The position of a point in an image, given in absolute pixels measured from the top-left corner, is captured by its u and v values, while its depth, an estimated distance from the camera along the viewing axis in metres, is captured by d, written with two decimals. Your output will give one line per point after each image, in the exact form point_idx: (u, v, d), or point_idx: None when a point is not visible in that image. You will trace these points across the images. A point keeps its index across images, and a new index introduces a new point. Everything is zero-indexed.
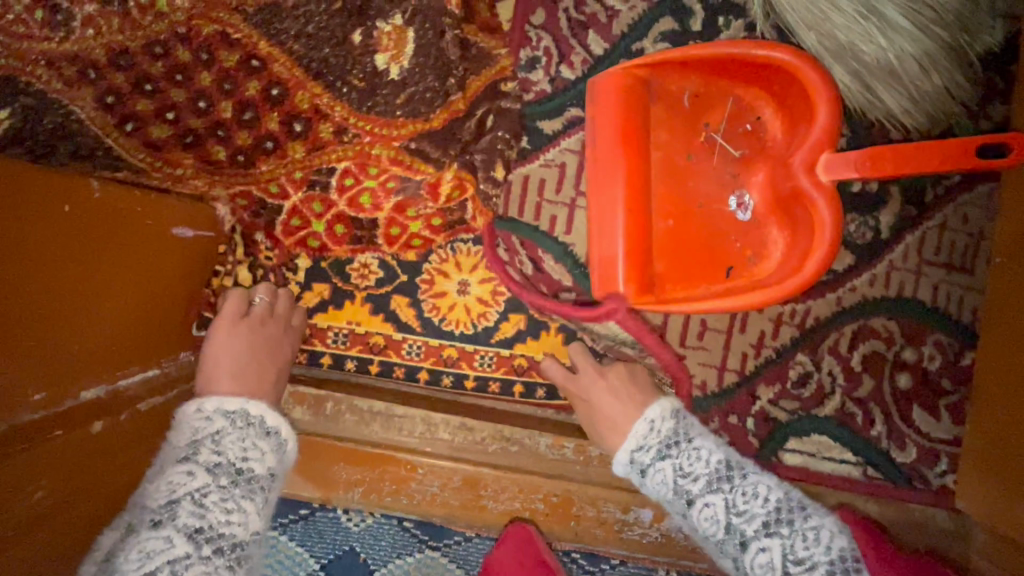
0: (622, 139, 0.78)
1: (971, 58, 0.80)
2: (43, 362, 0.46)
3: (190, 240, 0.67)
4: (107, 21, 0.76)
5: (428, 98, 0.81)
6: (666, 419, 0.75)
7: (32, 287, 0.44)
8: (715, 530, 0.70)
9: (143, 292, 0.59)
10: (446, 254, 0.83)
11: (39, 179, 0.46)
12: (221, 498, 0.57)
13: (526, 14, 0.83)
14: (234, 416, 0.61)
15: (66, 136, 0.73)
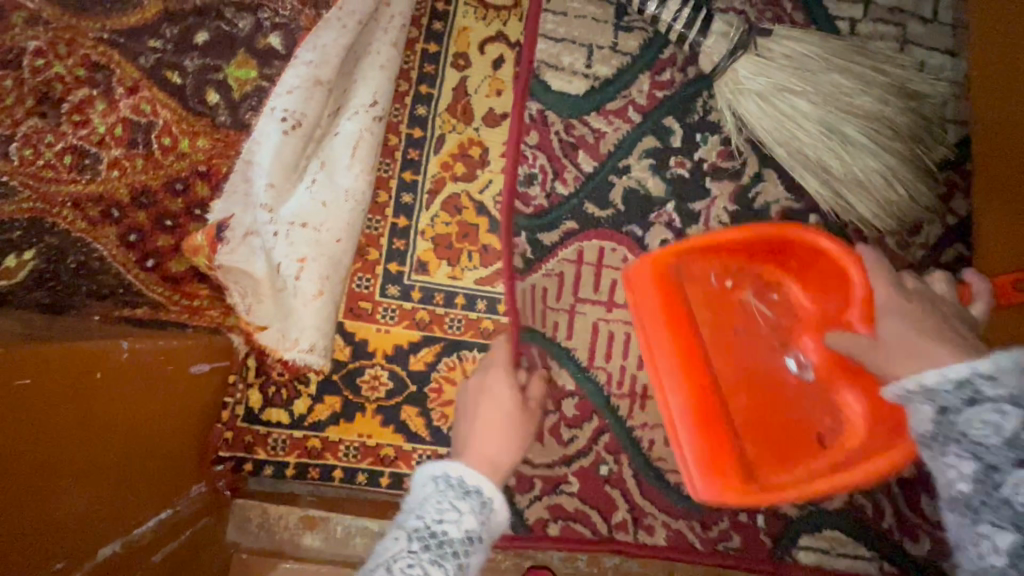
0: (667, 323, 0.79)
1: (930, 166, 0.88)
2: (67, 531, 0.47)
3: (202, 378, 0.69)
4: (131, 162, 0.81)
5: (432, 219, 0.88)
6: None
7: (63, 459, 0.47)
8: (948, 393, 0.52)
9: (154, 439, 0.60)
10: (453, 361, 0.86)
11: (74, 352, 0.50)
12: (411, 563, 0.52)
13: (520, 139, 0.91)
14: (447, 477, 0.60)
15: (88, 274, 0.76)
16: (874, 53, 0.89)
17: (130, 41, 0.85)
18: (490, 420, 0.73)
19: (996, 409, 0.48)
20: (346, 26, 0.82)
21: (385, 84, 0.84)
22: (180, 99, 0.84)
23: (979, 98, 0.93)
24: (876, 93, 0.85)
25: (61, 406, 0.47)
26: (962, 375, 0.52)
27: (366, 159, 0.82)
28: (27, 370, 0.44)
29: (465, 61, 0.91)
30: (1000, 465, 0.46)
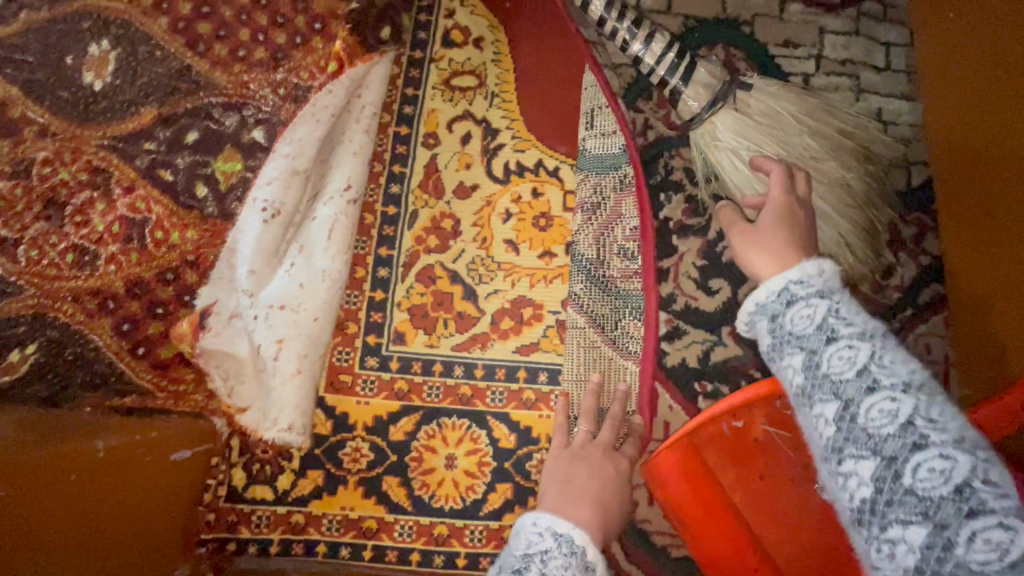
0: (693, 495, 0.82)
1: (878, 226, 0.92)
2: None
3: (165, 476, 0.69)
4: (126, 256, 0.88)
5: (408, 291, 0.92)
6: (828, 276, 0.53)
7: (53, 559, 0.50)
8: (845, 371, 0.45)
9: (116, 551, 0.58)
10: (432, 429, 0.88)
11: (43, 464, 0.54)
12: None
13: (489, 210, 0.96)
14: (562, 538, 0.61)
15: (84, 365, 0.81)
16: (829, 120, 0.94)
17: (128, 145, 0.93)
18: (574, 482, 0.75)
19: (896, 395, 0.42)
20: (326, 122, 0.90)
21: (356, 165, 0.91)
22: (172, 194, 0.91)
23: (940, 137, 0.94)
24: (841, 157, 0.88)
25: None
26: (779, 286, 0.54)
27: (343, 240, 0.87)
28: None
29: (434, 140, 0.97)
30: (900, 452, 0.40)
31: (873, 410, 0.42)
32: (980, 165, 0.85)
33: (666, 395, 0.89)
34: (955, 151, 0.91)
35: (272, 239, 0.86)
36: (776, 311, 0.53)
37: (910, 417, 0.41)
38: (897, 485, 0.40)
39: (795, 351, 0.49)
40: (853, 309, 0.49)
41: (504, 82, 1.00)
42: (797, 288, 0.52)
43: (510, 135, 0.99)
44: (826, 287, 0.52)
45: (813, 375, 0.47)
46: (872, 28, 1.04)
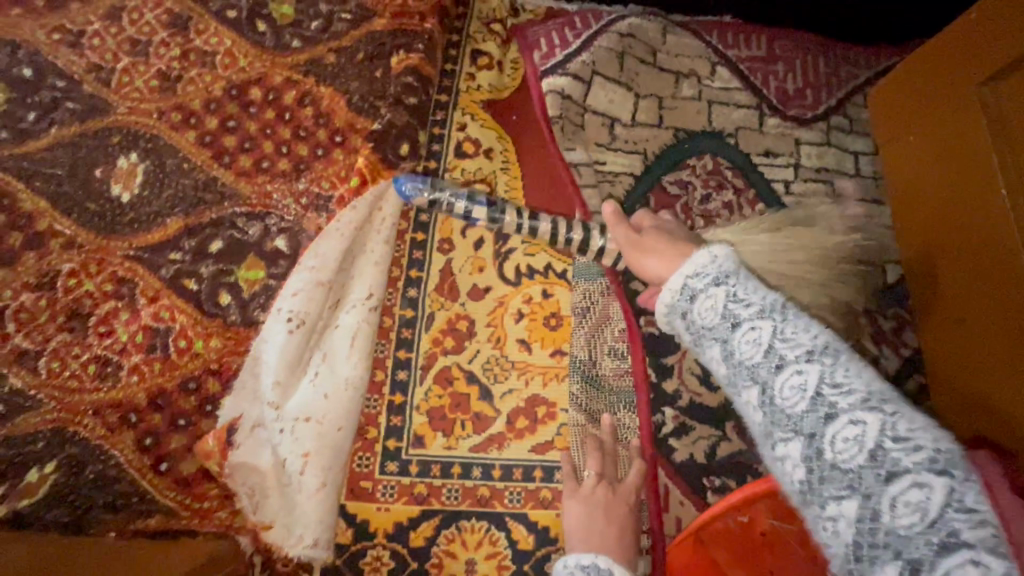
0: None
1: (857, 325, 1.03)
2: None
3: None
4: (149, 366, 0.89)
5: (426, 392, 0.95)
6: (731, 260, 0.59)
7: None
8: (798, 401, 0.50)
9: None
10: (452, 533, 0.89)
11: None
12: None
13: (501, 311, 1.01)
14: (590, 567, 0.71)
15: (106, 482, 0.81)
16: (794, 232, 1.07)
17: (153, 255, 0.96)
18: (592, 527, 0.80)
19: (855, 419, 0.47)
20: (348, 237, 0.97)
21: (374, 272, 0.96)
22: (196, 304, 0.94)
23: (902, 202, 1.08)
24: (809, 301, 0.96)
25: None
26: (679, 284, 0.59)
27: (364, 348, 0.91)
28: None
29: (449, 245, 1.04)
30: (815, 425, 0.49)
31: (837, 441, 0.47)
32: (944, 238, 0.98)
33: (677, 491, 0.93)
34: (913, 216, 1.05)
35: (296, 349, 0.89)
36: (687, 314, 0.58)
37: (875, 445, 0.46)
38: (879, 527, 0.45)
39: (711, 343, 0.56)
40: (750, 290, 0.56)
41: (513, 189, 1.08)
42: (695, 283, 0.58)
43: (520, 239, 1.05)
44: (722, 274, 0.58)
45: (769, 410, 0.52)
46: (840, 139, 1.16)
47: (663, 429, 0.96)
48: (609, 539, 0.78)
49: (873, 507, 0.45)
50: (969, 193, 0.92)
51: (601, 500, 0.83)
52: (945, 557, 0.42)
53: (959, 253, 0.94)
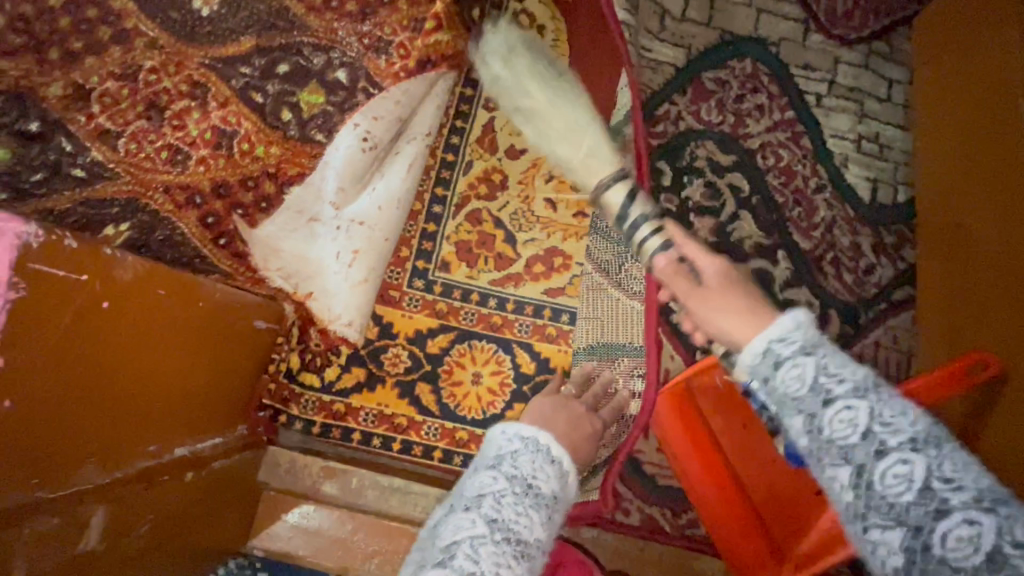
0: (684, 429, 0.92)
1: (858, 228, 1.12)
2: (154, 421, 0.59)
3: (236, 344, 0.75)
4: (214, 162, 0.98)
5: (457, 227, 1.04)
6: (801, 329, 0.48)
7: (157, 359, 0.58)
8: (850, 433, 0.43)
9: (180, 383, 0.63)
10: (463, 349, 0.99)
11: (194, 284, 0.63)
12: (515, 502, 0.58)
13: (534, 170, 1.09)
14: (528, 440, 0.65)
15: (172, 246, 0.92)
16: (811, 150, 1.14)
17: (226, 67, 1.04)
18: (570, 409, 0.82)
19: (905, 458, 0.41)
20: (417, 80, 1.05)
21: (425, 111, 1.06)
22: (260, 115, 1.02)
23: (920, 126, 1.14)
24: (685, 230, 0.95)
25: (102, 327, 0.48)
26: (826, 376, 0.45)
27: (417, 176, 1.02)
28: (106, 297, 0.48)
29: (494, 104, 1.11)
30: (923, 519, 0.40)
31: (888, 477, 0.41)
32: (958, 156, 1.01)
33: (669, 346, 1.03)
34: (942, 235, 1.02)
35: (361, 165, 0.99)
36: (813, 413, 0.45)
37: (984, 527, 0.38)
38: (930, 556, 0.39)
39: (794, 414, 0.46)
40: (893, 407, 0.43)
41: (559, 65, 1.13)
42: (817, 373, 0.45)
43: None
44: (862, 381, 0.44)
45: (867, 495, 0.42)
46: (879, 65, 1.20)
47: None
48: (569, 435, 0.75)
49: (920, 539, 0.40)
50: (976, 107, 0.98)
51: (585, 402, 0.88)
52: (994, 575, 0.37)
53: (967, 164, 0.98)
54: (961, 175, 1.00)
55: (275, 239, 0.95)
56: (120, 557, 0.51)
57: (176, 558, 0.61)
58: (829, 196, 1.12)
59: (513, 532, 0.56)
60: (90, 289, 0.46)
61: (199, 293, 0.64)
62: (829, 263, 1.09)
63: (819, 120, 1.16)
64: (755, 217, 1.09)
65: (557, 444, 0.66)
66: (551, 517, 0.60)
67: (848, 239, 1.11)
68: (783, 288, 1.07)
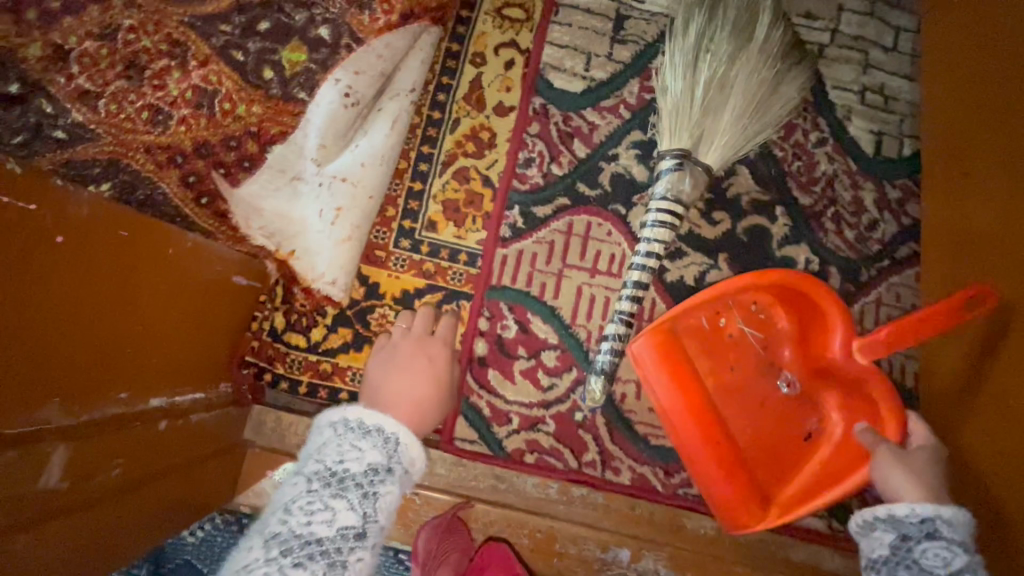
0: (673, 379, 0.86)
1: (860, 183, 1.08)
2: (124, 368, 0.58)
3: (214, 298, 0.75)
4: (196, 121, 0.96)
5: (443, 187, 1.02)
6: (958, 515, 0.66)
7: (127, 302, 0.57)
8: (931, 556, 0.66)
9: (153, 332, 0.62)
10: (451, 309, 0.98)
11: (164, 229, 0.63)
12: (310, 500, 0.62)
13: (524, 127, 1.05)
14: (336, 424, 0.69)
15: (154, 207, 0.92)
16: (812, 102, 1.10)
17: (205, 24, 1.01)
18: (394, 375, 0.83)
19: (950, 546, 0.65)
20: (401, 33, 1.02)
21: (410, 65, 1.04)
22: (241, 73, 0.99)
23: (927, 72, 1.08)
24: (735, 96, 0.98)
25: (58, 261, 0.47)
26: (928, 513, 0.67)
27: (401, 134, 1.01)
28: (59, 231, 0.47)
29: (481, 61, 1.08)
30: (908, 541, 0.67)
31: (929, 553, 0.66)
32: (965, 100, 0.96)
33: (661, 305, 1.01)
34: (949, 185, 0.98)
35: (344, 122, 0.99)
36: (908, 535, 0.67)
37: (959, 569, 0.64)
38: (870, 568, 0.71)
39: (902, 570, 0.67)
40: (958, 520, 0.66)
41: (550, 18, 1.09)
42: (936, 520, 0.66)
43: (551, 63, 1.08)
44: (966, 538, 0.66)
45: (900, 553, 0.68)
46: (884, 13, 1.15)
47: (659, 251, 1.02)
48: (410, 397, 0.81)
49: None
50: (983, 47, 0.93)
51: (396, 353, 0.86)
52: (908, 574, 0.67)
53: (975, 107, 0.93)
54: (965, 121, 0.96)
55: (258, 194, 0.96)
56: (90, 497, 0.51)
57: (156, 502, 0.61)
58: (831, 149, 1.08)
59: (303, 531, 0.60)
60: (40, 219, 0.45)
61: (168, 240, 0.63)
62: (829, 218, 1.06)
63: (821, 70, 1.11)
64: (752, 172, 1.06)
65: (381, 415, 0.69)
66: (363, 495, 0.64)
67: (850, 194, 1.07)
68: (780, 245, 1.04)
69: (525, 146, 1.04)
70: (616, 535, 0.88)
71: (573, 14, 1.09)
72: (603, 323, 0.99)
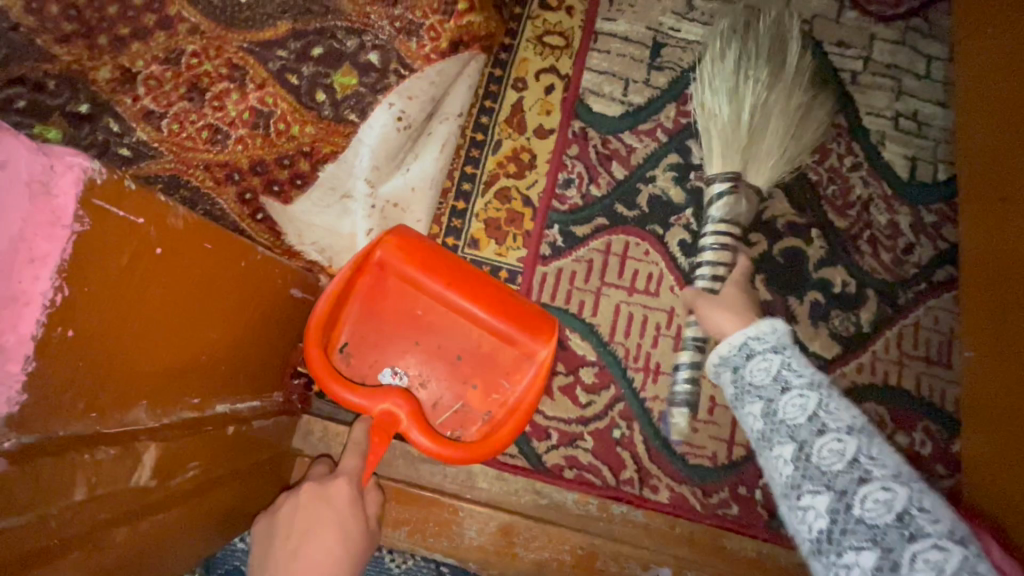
0: (526, 325, 0.87)
1: (895, 207, 1.09)
2: (200, 374, 0.61)
3: (277, 309, 0.78)
4: (252, 140, 1.01)
5: (485, 205, 1.05)
6: (772, 334, 0.74)
7: (207, 311, 0.60)
8: (798, 416, 0.67)
9: (226, 339, 0.65)
10: None
11: (242, 244, 0.66)
12: None
13: (563, 149, 1.09)
14: None
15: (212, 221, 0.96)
16: (846, 127, 1.12)
17: (263, 50, 1.06)
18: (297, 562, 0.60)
19: (886, 487, 0.60)
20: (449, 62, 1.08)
21: (456, 89, 1.08)
22: (296, 95, 1.04)
23: (960, 101, 1.10)
24: (775, 122, 1.01)
25: (157, 271, 0.50)
26: (796, 374, 0.70)
27: (450, 156, 1.05)
28: (159, 242, 0.50)
29: (523, 85, 1.12)
30: (897, 540, 0.58)
31: (824, 451, 0.63)
32: (997, 129, 0.98)
33: None
34: (984, 212, 0.99)
35: (396, 144, 1.03)
36: (738, 363, 0.75)
37: (853, 456, 0.62)
38: (849, 516, 0.60)
39: (786, 443, 0.67)
40: (801, 363, 0.71)
41: (588, 46, 1.14)
42: (755, 344, 0.74)
43: (589, 89, 1.11)
44: (899, 470, 0.61)
45: (804, 465, 0.64)
46: (916, 42, 1.17)
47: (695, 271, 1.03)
48: None
49: (893, 557, 0.57)
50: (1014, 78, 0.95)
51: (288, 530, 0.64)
52: (909, 542, 0.57)
53: (1007, 137, 0.95)
54: (997, 150, 0.98)
55: (310, 211, 1.00)
56: (171, 498, 0.53)
57: (223, 505, 0.64)
58: (866, 173, 1.10)
59: None
60: (146, 233, 0.48)
61: (241, 254, 0.66)
62: (865, 241, 1.07)
63: (854, 97, 1.14)
64: (788, 195, 1.08)
65: None
66: None
67: (886, 218, 1.08)
68: (817, 266, 1.05)
69: (565, 167, 1.08)
70: (657, 554, 0.88)
71: (611, 43, 1.13)
72: (640, 341, 1.00)
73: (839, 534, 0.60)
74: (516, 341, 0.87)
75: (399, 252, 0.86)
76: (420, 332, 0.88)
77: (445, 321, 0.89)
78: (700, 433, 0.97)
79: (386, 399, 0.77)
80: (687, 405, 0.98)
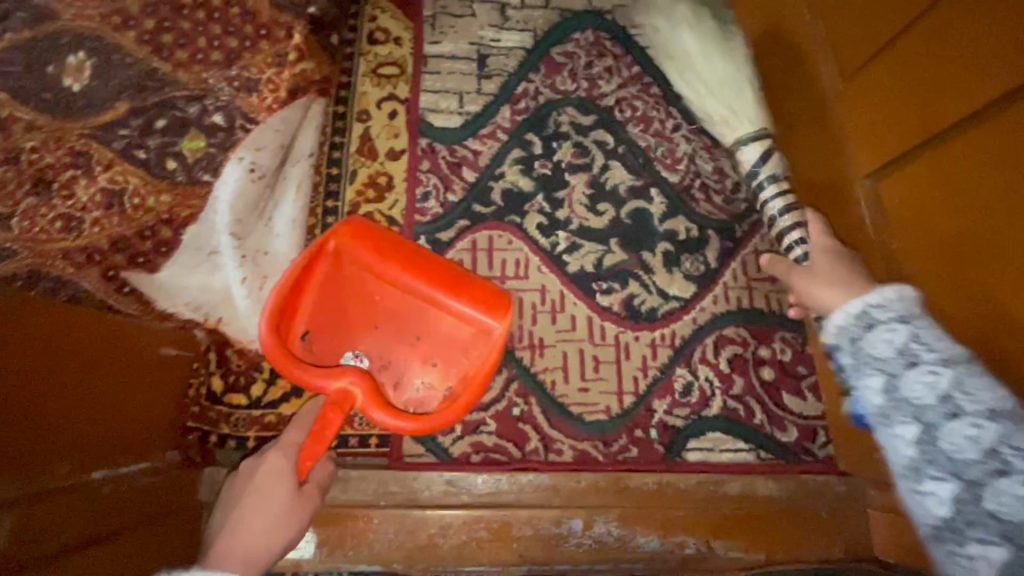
0: (454, 291, 0.91)
1: (718, 154, 1.23)
2: (74, 436, 0.64)
3: (148, 369, 0.82)
4: (108, 220, 1.01)
5: None
6: (902, 301, 0.65)
7: (65, 373, 0.64)
8: (926, 394, 0.60)
9: (96, 401, 0.69)
10: None
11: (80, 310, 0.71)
12: None
13: (416, 166, 1.17)
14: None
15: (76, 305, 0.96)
16: (661, 96, 1.26)
17: (104, 132, 1.02)
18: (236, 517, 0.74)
19: (976, 423, 0.57)
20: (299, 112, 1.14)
21: (304, 131, 1.15)
22: (145, 168, 1.03)
23: None
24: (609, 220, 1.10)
25: None
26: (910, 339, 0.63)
27: (308, 195, 1.13)
28: None
29: (367, 117, 1.20)
30: None
31: (954, 434, 0.58)
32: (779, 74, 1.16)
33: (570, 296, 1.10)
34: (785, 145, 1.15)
35: (253, 194, 1.06)
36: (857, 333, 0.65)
37: (992, 444, 0.56)
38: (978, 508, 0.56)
39: (908, 421, 0.61)
40: (933, 334, 0.63)
41: (420, 70, 1.23)
42: (877, 313, 0.65)
43: (428, 108, 1.21)
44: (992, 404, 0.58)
45: (929, 446, 0.60)
46: None
47: (558, 247, 1.13)
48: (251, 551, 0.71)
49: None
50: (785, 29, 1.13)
51: (238, 487, 0.78)
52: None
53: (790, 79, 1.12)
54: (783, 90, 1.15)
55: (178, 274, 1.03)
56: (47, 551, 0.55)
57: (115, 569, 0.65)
58: (686, 131, 1.24)
59: None
60: None
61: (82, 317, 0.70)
62: (697, 190, 1.20)
63: (662, 69, 1.28)
64: (624, 165, 1.20)
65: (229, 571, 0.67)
66: None
67: (711, 166, 1.22)
68: (662, 220, 1.17)
69: (421, 182, 1.16)
70: (568, 508, 0.95)
71: (440, 63, 1.23)
72: (522, 324, 1.08)
73: (962, 523, 0.57)
74: (463, 310, 0.91)
75: (352, 240, 0.91)
76: (379, 316, 0.93)
77: (400, 303, 0.94)
78: (592, 390, 1.05)
79: (344, 378, 0.81)
80: (575, 369, 1.06)
